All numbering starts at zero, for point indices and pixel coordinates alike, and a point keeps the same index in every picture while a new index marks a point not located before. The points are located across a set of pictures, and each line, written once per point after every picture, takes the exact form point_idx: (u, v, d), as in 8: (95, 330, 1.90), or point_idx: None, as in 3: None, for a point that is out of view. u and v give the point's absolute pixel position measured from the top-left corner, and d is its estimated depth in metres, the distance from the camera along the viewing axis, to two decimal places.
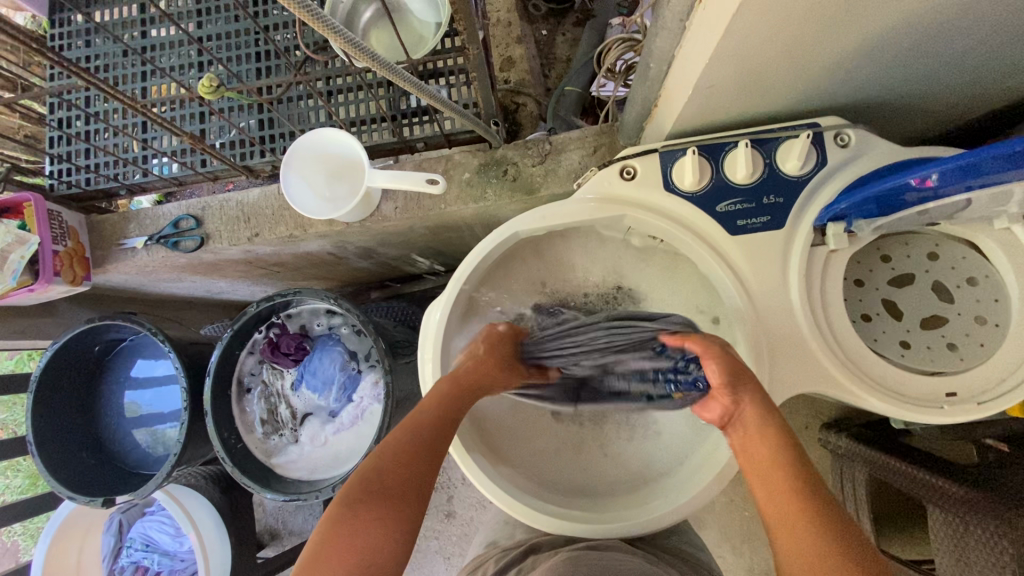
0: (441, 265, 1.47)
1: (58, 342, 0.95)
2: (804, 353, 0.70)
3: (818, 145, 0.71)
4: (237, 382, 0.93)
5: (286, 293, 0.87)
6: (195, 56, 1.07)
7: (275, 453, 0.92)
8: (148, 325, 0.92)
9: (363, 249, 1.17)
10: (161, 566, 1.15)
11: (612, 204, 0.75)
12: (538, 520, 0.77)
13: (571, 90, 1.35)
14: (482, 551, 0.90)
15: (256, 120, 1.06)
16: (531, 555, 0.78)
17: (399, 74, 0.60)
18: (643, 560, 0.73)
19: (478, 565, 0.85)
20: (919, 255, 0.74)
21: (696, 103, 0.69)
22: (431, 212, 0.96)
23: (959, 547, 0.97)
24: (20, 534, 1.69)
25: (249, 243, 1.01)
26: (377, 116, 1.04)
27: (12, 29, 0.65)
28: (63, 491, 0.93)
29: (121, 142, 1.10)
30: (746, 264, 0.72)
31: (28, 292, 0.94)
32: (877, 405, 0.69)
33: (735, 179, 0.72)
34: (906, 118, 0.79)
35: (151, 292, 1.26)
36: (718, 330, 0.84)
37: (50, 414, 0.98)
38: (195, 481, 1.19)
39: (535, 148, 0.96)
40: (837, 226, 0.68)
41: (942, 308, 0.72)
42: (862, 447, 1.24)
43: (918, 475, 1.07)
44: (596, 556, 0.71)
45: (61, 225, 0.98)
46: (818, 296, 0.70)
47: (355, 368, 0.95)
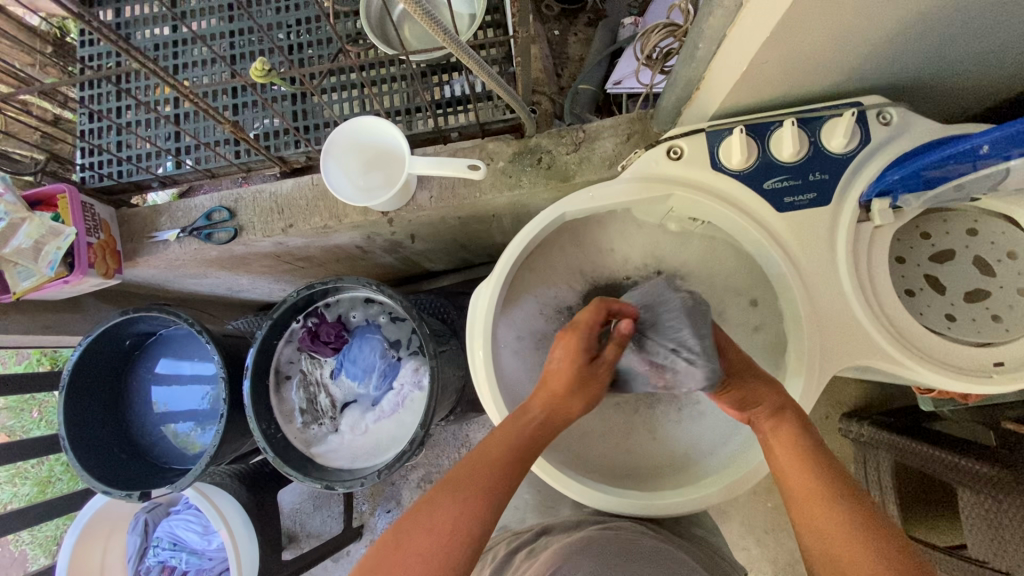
0: (461, 262, 1.47)
1: (91, 335, 0.93)
2: (853, 327, 0.71)
3: (861, 123, 0.72)
4: (276, 371, 0.93)
5: (327, 280, 0.87)
6: (227, 49, 1.08)
7: (314, 443, 0.92)
8: (185, 316, 0.92)
9: (391, 242, 1.18)
10: (188, 565, 1.13)
11: (658, 184, 0.76)
12: (587, 498, 0.77)
13: (586, 88, 1.37)
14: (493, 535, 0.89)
15: (290, 111, 1.07)
16: (542, 536, 0.77)
17: (464, 50, 0.59)
18: (653, 537, 0.70)
19: (488, 547, 0.83)
20: (959, 231, 0.75)
21: (743, 84, 0.70)
22: (467, 201, 0.97)
23: (992, 526, 0.99)
24: (28, 542, 1.66)
25: (282, 234, 1.01)
26: (412, 107, 1.06)
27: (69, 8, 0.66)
28: (98, 486, 0.91)
29: (152, 135, 1.10)
30: (793, 240, 0.73)
31: (62, 284, 0.93)
32: (928, 376, 0.70)
33: (781, 157, 0.73)
34: (939, 98, 0.81)
35: (175, 289, 1.25)
36: (757, 312, 0.85)
37: (83, 409, 0.96)
38: (222, 479, 1.18)
39: (569, 136, 0.97)
40: (882, 201, 0.70)
41: (984, 281, 0.73)
42: (885, 434, 1.25)
43: (947, 458, 1.08)
44: (617, 535, 0.68)
45: (93, 218, 0.97)
46: (865, 270, 0.72)
47: (394, 356, 0.95)
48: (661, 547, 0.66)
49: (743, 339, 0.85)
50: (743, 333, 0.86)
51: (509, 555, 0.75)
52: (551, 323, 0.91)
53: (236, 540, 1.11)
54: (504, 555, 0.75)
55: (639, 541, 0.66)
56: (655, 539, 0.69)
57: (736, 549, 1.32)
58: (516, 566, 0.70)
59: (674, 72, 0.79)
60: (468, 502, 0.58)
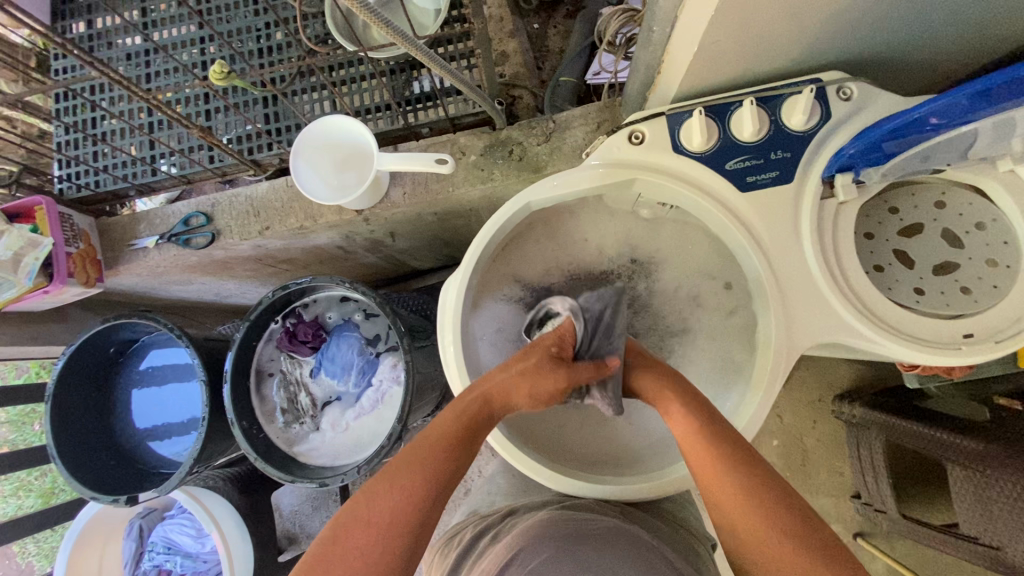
0: (447, 259, 1.48)
1: (73, 344, 0.94)
2: (819, 305, 0.71)
3: (821, 99, 0.72)
4: (256, 371, 0.94)
5: (301, 280, 0.87)
6: (199, 56, 1.09)
7: (296, 442, 0.92)
8: (164, 321, 0.93)
9: (372, 241, 1.18)
10: (184, 568, 1.15)
11: (620, 168, 0.76)
12: (564, 485, 0.78)
13: (566, 80, 1.36)
14: (461, 521, 0.90)
15: (264, 114, 1.07)
16: (507, 517, 0.76)
17: (412, 43, 0.59)
18: (615, 517, 0.70)
19: (455, 531, 0.84)
20: (926, 204, 0.75)
21: (699, 65, 0.69)
22: (439, 195, 0.97)
23: (982, 501, 0.98)
24: (34, 554, 1.68)
25: (260, 237, 1.02)
26: (382, 105, 1.06)
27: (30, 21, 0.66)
28: (86, 492, 0.92)
29: (129, 144, 1.11)
30: (757, 219, 0.73)
31: (43, 294, 0.95)
32: (898, 351, 0.69)
33: (742, 137, 0.73)
34: (903, 71, 0.80)
35: (161, 296, 1.27)
36: (731, 294, 0.86)
37: (70, 417, 0.98)
38: (214, 482, 1.19)
39: (539, 128, 0.97)
40: (844, 176, 0.70)
41: (952, 253, 0.73)
42: (876, 415, 1.24)
43: (934, 435, 1.07)
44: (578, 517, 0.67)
45: (72, 228, 0.98)
46: (830, 246, 0.71)
47: (372, 353, 0.95)
48: (621, 527, 0.66)
49: (717, 322, 0.86)
50: (718, 316, 0.86)
51: (479, 535, 0.75)
52: (525, 316, 0.91)
53: (229, 541, 1.11)
54: (471, 538, 0.76)
55: (597, 522, 0.66)
56: (616, 521, 0.68)
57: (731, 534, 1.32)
58: (482, 549, 0.70)
59: (635, 58, 0.79)
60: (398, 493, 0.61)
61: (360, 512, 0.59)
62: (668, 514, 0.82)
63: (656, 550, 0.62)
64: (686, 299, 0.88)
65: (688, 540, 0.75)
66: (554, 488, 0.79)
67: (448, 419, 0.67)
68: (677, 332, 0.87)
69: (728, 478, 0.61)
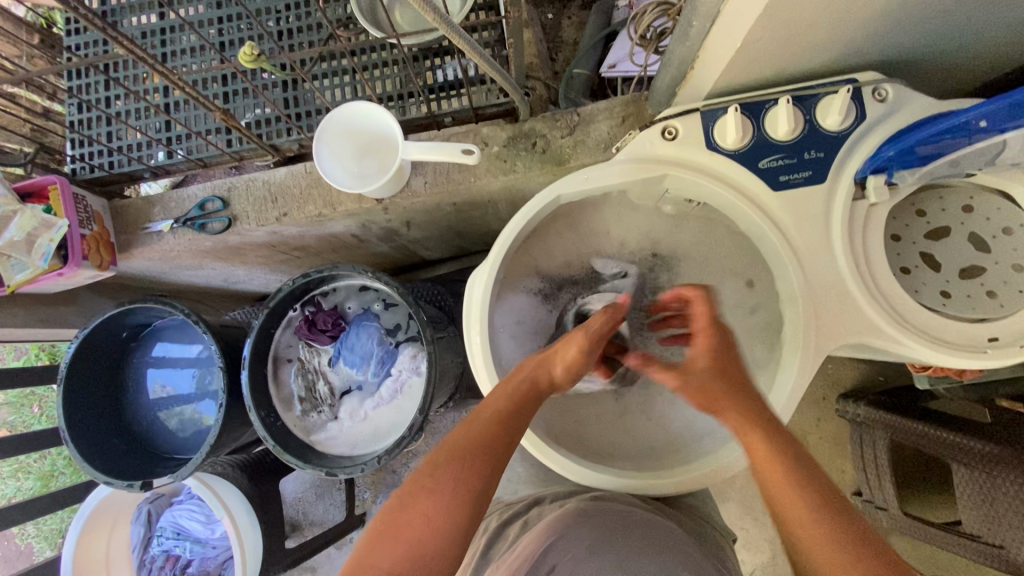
0: (457, 250, 1.47)
1: (87, 328, 0.93)
2: (849, 305, 0.71)
3: (857, 100, 0.72)
4: (274, 358, 0.93)
5: (323, 268, 0.86)
6: (216, 36, 1.06)
7: (314, 431, 0.92)
8: (181, 307, 0.92)
9: (387, 230, 1.17)
10: (193, 554, 1.15)
11: (652, 164, 0.76)
12: (583, 476, 0.78)
13: (579, 72, 1.34)
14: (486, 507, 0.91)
15: (283, 98, 1.05)
16: (533, 507, 0.77)
17: (455, 30, 0.59)
18: (644, 510, 0.70)
19: (481, 516, 0.85)
20: (954, 208, 0.75)
21: (739, 60, 0.69)
22: (461, 186, 0.96)
23: (988, 501, 1.00)
24: (32, 537, 1.67)
25: (277, 223, 1.01)
26: (406, 92, 1.05)
27: None
28: (99, 477, 0.92)
29: (142, 124, 1.09)
30: (788, 218, 0.73)
31: (57, 276, 0.93)
32: (924, 353, 0.70)
33: (776, 135, 0.72)
34: (934, 73, 0.80)
35: (171, 280, 1.25)
36: (753, 292, 0.86)
37: (83, 401, 0.97)
38: (223, 469, 1.18)
39: (563, 120, 0.96)
40: (878, 178, 0.70)
41: (979, 258, 0.73)
42: (881, 414, 1.26)
43: (942, 436, 1.08)
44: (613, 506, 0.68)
45: (86, 209, 0.96)
46: (860, 248, 0.71)
47: (392, 343, 0.94)
48: (652, 520, 0.66)
49: (739, 320, 0.86)
50: (741, 314, 0.86)
51: (501, 528, 0.75)
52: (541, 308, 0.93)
53: (240, 525, 1.11)
54: (496, 527, 0.76)
55: (633, 515, 0.66)
56: (648, 513, 0.69)
57: (734, 527, 1.33)
58: (510, 537, 0.71)
59: (668, 51, 0.78)
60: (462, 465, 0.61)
61: (424, 481, 0.59)
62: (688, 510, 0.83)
63: (688, 546, 0.63)
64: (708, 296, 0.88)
65: (709, 535, 0.76)
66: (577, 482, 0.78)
67: (500, 393, 0.69)
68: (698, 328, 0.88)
69: (791, 486, 0.59)
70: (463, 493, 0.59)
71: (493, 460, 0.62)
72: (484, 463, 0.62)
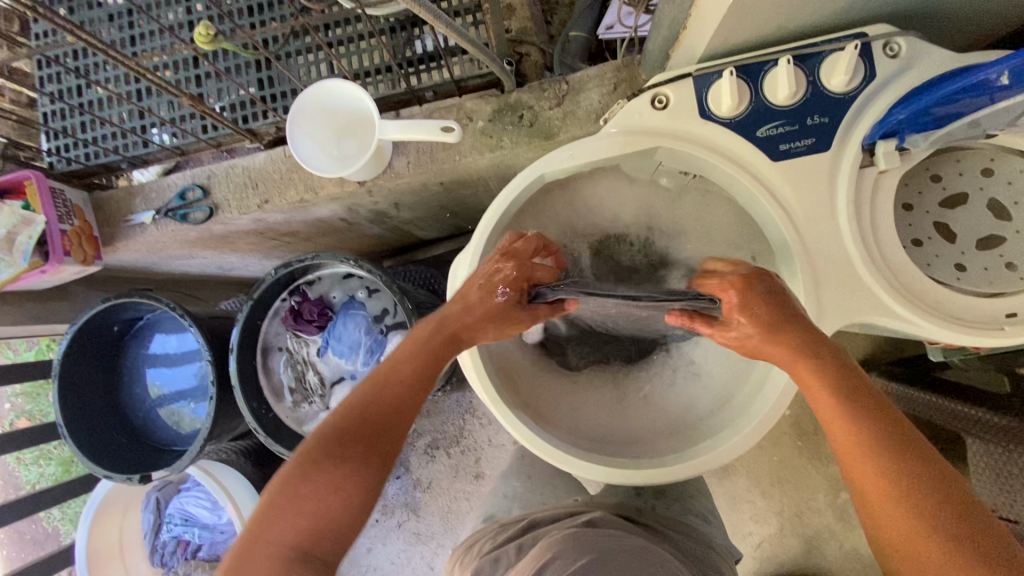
0: (453, 228, 1.43)
1: (76, 324, 0.92)
2: (853, 283, 0.67)
3: (865, 57, 0.65)
4: (262, 349, 0.92)
5: (303, 258, 0.83)
6: (184, 16, 1.03)
7: (306, 421, 0.92)
8: (166, 300, 0.90)
9: (376, 212, 1.13)
10: (202, 539, 1.16)
11: (641, 136, 0.70)
12: (560, 461, 0.74)
13: (576, 35, 1.23)
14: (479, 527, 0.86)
15: (256, 80, 1.02)
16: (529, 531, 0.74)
17: (421, 4, 0.55)
18: (640, 537, 0.68)
19: (468, 545, 0.80)
20: (972, 172, 0.70)
21: (733, 16, 0.62)
22: (446, 165, 0.92)
23: (1007, 479, 0.94)
24: (59, 519, 1.73)
25: (259, 211, 0.97)
26: (382, 67, 0.99)
27: None
28: (98, 470, 0.92)
29: (115, 115, 1.06)
30: (789, 191, 0.68)
31: (40, 273, 0.92)
32: (936, 332, 0.65)
33: (775, 100, 0.67)
34: (957, 24, 0.72)
35: (163, 270, 1.23)
36: (757, 268, 0.80)
37: (79, 396, 0.97)
38: (227, 456, 1.17)
39: (552, 90, 0.90)
40: (887, 143, 0.64)
41: (999, 226, 0.68)
42: (903, 386, 1.12)
43: (962, 410, 0.97)
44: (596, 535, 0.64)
45: (65, 203, 0.94)
46: (867, 219, 0.66)
47: (380, 331, 0.93)
48: (641, 546, 0.64)
49: None
50: None
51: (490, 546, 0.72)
52: None
53: (245, 514, 1.11)
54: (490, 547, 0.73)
55: (626, 538, 0.64)
56: (643, 539, 0.67)
57: (741, 500, 1.31)
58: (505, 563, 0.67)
59: (658, 11, 0.72)
60: (344, 452, 0.56)
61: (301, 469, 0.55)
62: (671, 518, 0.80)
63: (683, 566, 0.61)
64: None
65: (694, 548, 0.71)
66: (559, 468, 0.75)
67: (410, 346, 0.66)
68: None
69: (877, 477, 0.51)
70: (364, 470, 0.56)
71: (388, 423, 0.60)
72: (374, 443, 0.58)
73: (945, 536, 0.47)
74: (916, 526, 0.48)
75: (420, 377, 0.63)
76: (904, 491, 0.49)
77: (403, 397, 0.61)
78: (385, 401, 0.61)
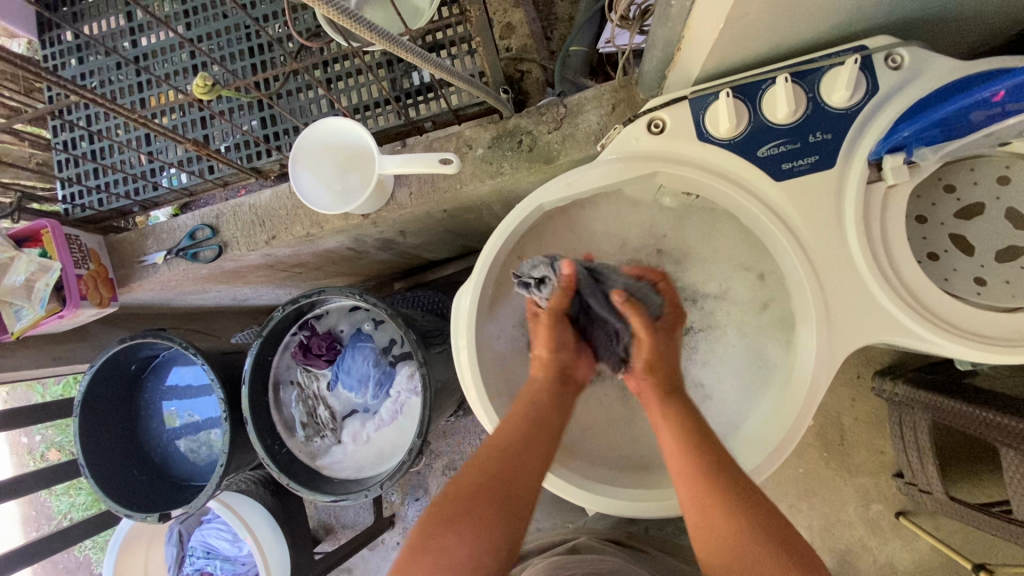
0: (461, 249, 1.43)
1: (95, 366, 0.94)
2: (866, 303, 0.65)
3: (867, 70, 0.64)
4: (274, 384, 0.93)
5: (310, 294, 0.84)
6: (188, 60, 1.06)
7: (319, 455, 0.92)
8: (179, 340, 0.91)
9: (383, 240, 1.14)
10: (224, 571, 1.17)
11: (640, 161, 0.70)
12: (568, 492, 0.73)
13: (577, 50, 1.21)
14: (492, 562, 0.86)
15: (258, 119, 1.04)
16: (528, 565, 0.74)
17: (400, 45, 0.54)
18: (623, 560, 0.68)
19: None
20: (987, 181, 0.67)
21: (726, 39, 0.62)
22: (447, 194, 0.92)
23: None
24: (90, 548, 1.78)
25: (267, 247, 0.99)
26: (380, 100, 1.02)
27: (9, 56, 0.63)
28: (119, 509, 0.93)
29: (125, 160, 1.09)
30: (794, 211, 0.66)
31: (58, 318, 0.94)
32: (955, 350, 0.63)
33: (775, 119, 0.66)
34: (963, 28, 0.70)
35: (179, 306, 1.25)
36: (767, 287, 0.79)
37: (100, 436, 0.99)
38: (246, 486, 1.18)
39: (550, 113, 0.90)
40: (895, 157, 0.62)
41: (1018, 237, 0.65)
42: (922, 393, 1.06)
43: (984, 416, 0.91)
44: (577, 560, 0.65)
45: (80, 248, 0.96)
46: (878, 235, 0.64)
47: (388, 363, 0.94)
48: (622, 566, 0.64)
49: (753, 316, 0.80)
50: (752, 310, 0.80)
51: None
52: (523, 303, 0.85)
53: (264, 546, 1.10)
54: None
55: (605, 560, 0.64)
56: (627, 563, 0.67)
57: None
58: None
59: (652, 33, 0.71)
60: (478, 508, 0.57)
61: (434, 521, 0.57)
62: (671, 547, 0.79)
63: None
64: (719, 292, 0.82)
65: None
66: (567, 498, 0.74)
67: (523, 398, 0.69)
68: (709, 329, 0.81)
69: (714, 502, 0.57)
70: (494, 521, 0.57)
71: (520, 468, 0.61)
72: (505, 490, 0.59)
73: (758, 537, 0.54)
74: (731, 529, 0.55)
75: (540, 424, 0.66)
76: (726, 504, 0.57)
77: (528, 441, 0.64)
78: (512, 446, 0.63)
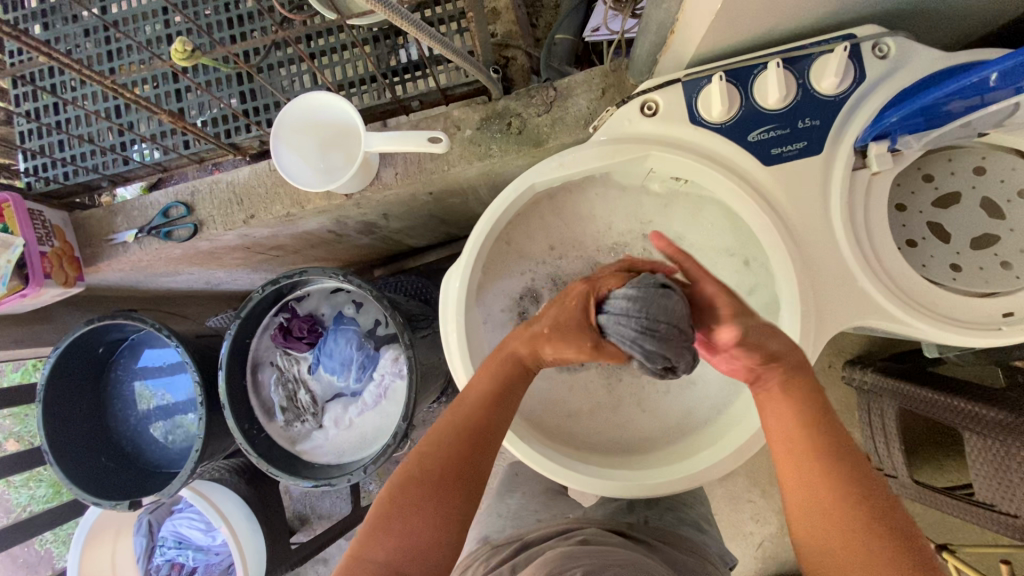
0: (443, 236, 1.41)
1: (59, 348, 0.89)
2: (850, 287, 0.66)
3: (855, 58, 0.65)
4: (252, 368, 0.90)
5: (292, 274, 0.82)
6: (162, 30, 1.02)
7: (299, 440, 0.90)
8: (152, 322, 0.87)
9: (364, 223, 1.11)
10: (196, 562, 1.13)
11: (633, 143, 0.70)
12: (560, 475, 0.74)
13: (562, 38, 1.18)
14: (473, 549, 0.86)
15: (238, 93, 1.01)
16: (526, 549, 0.74)
17: (401, 15, 0.52)
18: (633, 551, 0.68)
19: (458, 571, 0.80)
20: (964, 170, 0.69)
21: (721, 22, 0.62)
22: (434, 175, 0.90)
23: (1001, 473, 0.88)
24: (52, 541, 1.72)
25: (245, 226, 0.95)
26: (366, 77, 1.00)
27: None
28: (86, 497, 0.89)
29: (93, 132, 1.04)
30: (782, 196, 0.67)
31: (20, 298, 0.89)
32: (931, 333, 0.65)
33: (766, 104, 0.66)
34: (943, 22, 0.72)
35: (148, 289, 1.20)
36: (751, 273, 0.80)
37: (65, 422, 0.94)
38: (220, 474, 1.15)
39: (540, 96, 0.89)
40: (880, 145, 0.64)
41: (992, 225, 0.67)
42: (892, 381, 1.09)
43: (952, 403, 0.94)
44: (590, 549, 0.64)
45: (44, 224, 0.91)
46: (861, 221, 0.66)
47: (372, 346, 0.92)
48: (638, 559, 0.63)
49: None
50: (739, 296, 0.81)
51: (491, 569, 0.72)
52: (511, 287, 0.84)
53: (239, 536, 1.07)
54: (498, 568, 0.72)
55: (616, 552, 0.64)
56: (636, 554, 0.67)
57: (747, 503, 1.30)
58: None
59: (645, 16, 0.71)
60: (428, 503, 0.56)
61: (400, 506, 0.56)
62: (660, 530, 0.81)
63: None
64: None
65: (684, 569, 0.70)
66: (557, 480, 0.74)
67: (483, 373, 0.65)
68: None
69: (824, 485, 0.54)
70: (439, 516, 0.56)
71: (470, 457, 0.59)
72: (456, 485, 0.57)
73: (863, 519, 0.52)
74: (838, 519, 0.53)
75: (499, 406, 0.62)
76: (838, 491, 0.54)
77: (484, 426, 0.61)
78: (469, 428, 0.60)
